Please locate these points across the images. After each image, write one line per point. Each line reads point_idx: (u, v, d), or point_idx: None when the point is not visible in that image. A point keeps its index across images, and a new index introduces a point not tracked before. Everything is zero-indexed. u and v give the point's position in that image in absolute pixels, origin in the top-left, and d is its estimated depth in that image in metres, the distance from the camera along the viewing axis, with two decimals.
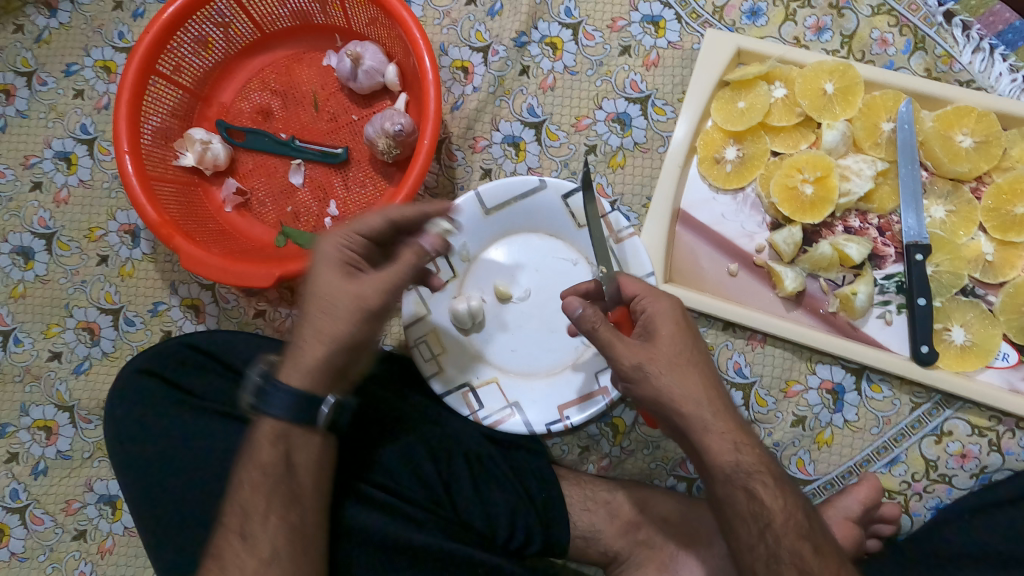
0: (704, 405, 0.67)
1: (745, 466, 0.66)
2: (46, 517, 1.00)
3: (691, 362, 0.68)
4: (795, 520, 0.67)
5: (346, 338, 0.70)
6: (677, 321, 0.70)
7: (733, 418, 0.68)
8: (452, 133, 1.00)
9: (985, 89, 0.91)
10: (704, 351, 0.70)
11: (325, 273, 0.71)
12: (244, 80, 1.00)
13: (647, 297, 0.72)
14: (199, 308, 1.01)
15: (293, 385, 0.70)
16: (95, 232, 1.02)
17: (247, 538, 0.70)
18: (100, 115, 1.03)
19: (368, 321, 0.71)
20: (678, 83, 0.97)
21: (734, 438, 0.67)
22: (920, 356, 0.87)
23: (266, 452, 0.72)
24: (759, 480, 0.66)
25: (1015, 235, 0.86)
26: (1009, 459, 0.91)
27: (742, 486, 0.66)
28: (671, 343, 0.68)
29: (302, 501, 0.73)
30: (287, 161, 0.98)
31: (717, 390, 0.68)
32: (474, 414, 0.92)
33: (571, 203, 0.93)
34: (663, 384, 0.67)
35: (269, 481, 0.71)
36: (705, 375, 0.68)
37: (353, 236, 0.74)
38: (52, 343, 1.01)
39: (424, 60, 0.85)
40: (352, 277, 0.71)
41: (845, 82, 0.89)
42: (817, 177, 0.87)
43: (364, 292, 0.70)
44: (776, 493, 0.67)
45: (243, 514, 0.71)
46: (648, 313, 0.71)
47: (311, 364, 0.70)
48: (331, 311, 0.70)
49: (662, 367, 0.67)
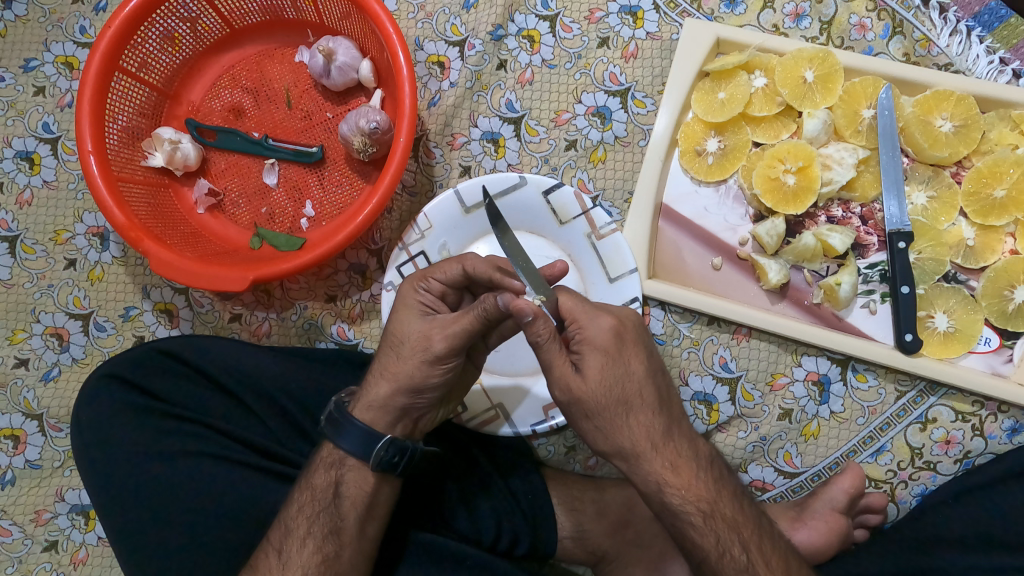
0: (629, 449, 0.67)
1: (671, 507, 0.69)
2: (14, 529, 0.97)
3: (620, 401, 0.66)
4: (730, 557, 0.70)
5: (408, 379, 0.71)
6: (606, 350, 0.65)
7: (664, 457, 0.68)
8: (429, 130, 0.98)
9: (963, 72, 0.91)
10: (638, 380, 0.67)
11: (399, 317, 0.73)
12: (215, 78, 0.98)
13: (577, 324, 0.66)
14: (173, 313, 0.99)
15: (358, 417, 0.73)
16: (62, 236, 0.99)
17: (284, 556, 0.73)
18: (62, 113, 1.00)
19: (432, 366, 0.71)
20: (658, 75, 0.96)
21: (659, 480, 0.69)
22: (904, 345, 0.86)
23: (321, 476, 0.75)
24: (686, 520, 0.69)
25: (995, 218, 0.85)
26: (992, 442, 0.90)
27: (672, 522, 0.70)
28: (600, 382, 0.65)
29: (341, 535, 0.74)
30: (261, 160, 0.96)
31: (647, 429, 0.67)
32: (459, 416, 0.92)
33: (552, 200, 0.91)
34: (590, 424, 0.67)
35: (315, 507, 0.74)
36: (635, 416, 0.67)
37: (431, 280, 0.74)
38: (18, 350, 0.98)
39: (397, 55, 0.84)
40: (426, 319, 0.72)
41: (825, 69, 0.88)
42: (798, 167, 0.86)
43: (432, 337, 0.70)
44: (706, 532, 0.69)
45: (284, 532, 0.74)
46: (576, 340, 0.66)
47: (376, 400, 0.73)
48: (399, 352, 0.72)
49: (589, 411, 0.66)
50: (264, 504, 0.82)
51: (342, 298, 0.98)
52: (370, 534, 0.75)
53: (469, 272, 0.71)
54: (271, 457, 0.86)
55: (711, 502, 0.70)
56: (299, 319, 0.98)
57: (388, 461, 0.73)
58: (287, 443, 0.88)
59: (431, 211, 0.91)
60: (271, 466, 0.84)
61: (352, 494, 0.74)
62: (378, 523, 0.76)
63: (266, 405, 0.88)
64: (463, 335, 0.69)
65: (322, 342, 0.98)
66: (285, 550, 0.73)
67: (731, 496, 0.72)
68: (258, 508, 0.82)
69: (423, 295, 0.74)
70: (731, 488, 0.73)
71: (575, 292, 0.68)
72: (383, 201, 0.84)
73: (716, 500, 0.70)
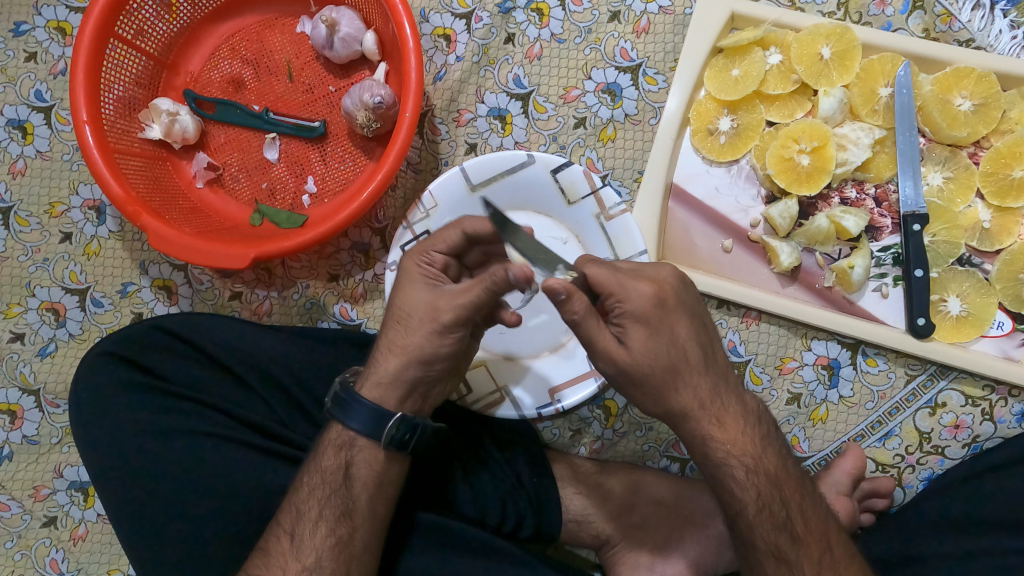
0: (677, 409, 0.65)
1: (715, 460, 0.67)
2: (13, 504, 0.96)
3: (666, 367, 0.63)
4: (770, 510, 0.67)
5: (416, 352, 0.70)
6: (649, 324, 0.62)
7: (711, 415, 0.66)
8: (434, 105, 0.96)
9: (984, 48, 0.88)
10: (683, 344, 0.63)
11: (405, 290, 0.71)
12: (213, 48, 0.95)
13: (616, 299, 0.62)
14: (171, 289, 0.96)
15: (365, 396, 0.71)
16: (57, 208, 0.97)
17: (296, 539, 0.72)
18: (56, 81, 0.97)
19: (440, 337, 0.69)
20: (670, 51, 0.94)
21: (706, 436, 0.66)
22: (916, 329, 0.85)
23: (330, 458, 0.73)
24: (729, 473, 0.67)
25: (1013, 200, 0.83)
26: (1001, 427, 0.89)
27: (712, 475, 0.68)
28: (645, 353, 0.62)
29: (353, 517, 0.72)
30: (261, 135, 0.93)
31: (694, 389, 0.65)
32: (463, 398, 0.90)
33: (561, 178, 0.89)
34: (638, 389, 0.65)
35: (327, 489, 0.72)
36: (683, 377, 0.64)
37: (432, 253, 0.71)
38: (14, 324, 0.96)
39: (403, 27, 0.81)
40: (434, 289, 0.70)
41: (843, 46, 0.85)
42: (813, 147, 0.84)
43: (439, 307, 0.68)
44: (746, 485, 0.67)
45: (296, 514, 0.73)
46: (619, 314, 0.62)
47: (386, 375, 0.71)
48: (407, 325, 0.70)
49: (636, 379, 0.64)
50: (266, 486, 0.80)
51: (345, 277, 0.96)
52: (381, 513, 0.74)
53: (468, 232, 0.70)
54: (274, 437, 0.85)
55: (755, 458, 0.67)
56: (300, 298, 0.96)
57: (399, 439, 0.72)
58: (288, 422, 0.87)
59: (436, 189, 0.89)
60: (271, 446, 0.83)
61: (362, 475, 0.72)
62: (388, 502, 0.74)
63: (267, 383, 0.86)
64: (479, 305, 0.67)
65: (324, 322, 0.96)
66: (298, 534, 0.72)
67: (776, 454, 0.69)
68: (258, 490, 0.80)
69: (427, 267, 0.71)
70: (778, 445, 0.70)
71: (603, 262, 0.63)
72: (388, 177, 0.82)
73: (761, 456, 0.67)
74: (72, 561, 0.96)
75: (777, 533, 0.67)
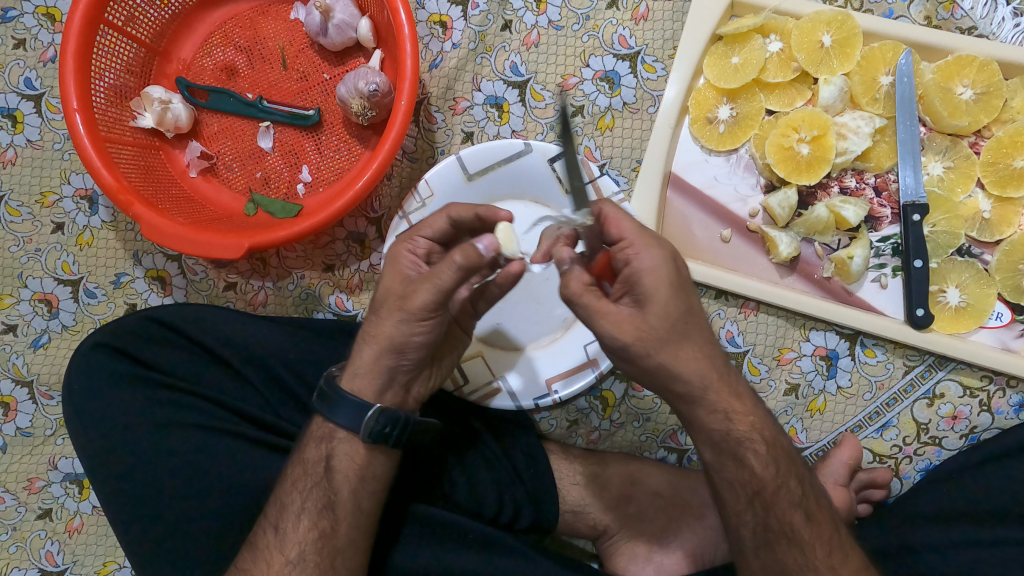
0: (689, 390, 0.63)
1: (736, 435, 0.64)
2: (6, 496, 0.95)
3: (682, 334, 0.60)
4: (786, 489, 0.66)
5: (387, 340, 0.67)
6: (668, 282, 0.59)
7: (730, 385, 0.64)
8: (430, 93, 0.95)
9: (987, 37, 0.87)
10: (699, 315, 0.62)
11: (385, 278, 0.68)
12: (206, 35, 0.94)
13: (634, 249, 0.60)
14: (165, 280, 0.96)
15: (344, 388, 0.69)
16: (48, 198, 0.95)
17: (280, 532, 0.72)
18: (45, 68, 0.96)
19: (411, 325, 0.66)
20: (669, 38, 0.93)
21: (727, 410, 0.64)
22: (915, 320, 0.85)
23: (312, 451, 0.73)
24: (750, 449, 0.65)
25: (1014, 189, 0.83)
26: (999, 418, 0.89)
27: (733, 456, 0.65)
28: (661, 317, 0.59)
29: (335, 510, 0.71)
30: (255, 123, 0.92)
31: (711, 360, 0.62)
32: (459, 388, 0.89)
33: (558, 167, 0.88)
34: (652, 361, 0.60)
35: (308, 481, 0.72)
36: (698, 346, 0.61)
37: (417, 239, 0.71)
38: (6, 315, 0.95)
39: (399, 14, 0.80)
40: (409, 278, 0.67)
41: (843, 34, 0.84)
42: (813, 136, 0.84)
43: (409, 293, 0.65)
44: (766, 463, 0.65)
45: (280, 508, 0.73)
46: (636, 271, 0.59)
47: (360, 365, 0.69)
48: (380, 313, 0.68)
49: (651, 347, 0.60)
50: (259, 479, 0.80)
51: (341, 267, 0.95)
52: (366, 507, 0.73)
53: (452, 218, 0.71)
54: (269, 428, 0.84)
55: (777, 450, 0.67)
56: (296, 289, 0.95)
57: (379, 431, 0.69)
58: (284, 414, 0.86)
59: (432, 178, 0.88)
60: (266, 438, 0.82)
61: (343, 467, 0.71)
62: (373, 496, 0.73)
63: (262, 374, 0.86)
64: (452, 287, 0.64)
65: (320, 312, 0.95)
66: (282, 526, 0.72)
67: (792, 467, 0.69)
68: (250, 482, 0.79)
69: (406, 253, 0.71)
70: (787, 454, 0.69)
71: (624, 210, 0.62)
72: (383, 166, 0.81)
73: (776, 432, 0.67)
74: (68, 553, 0.95)
75: (791, 513, 0.67)
